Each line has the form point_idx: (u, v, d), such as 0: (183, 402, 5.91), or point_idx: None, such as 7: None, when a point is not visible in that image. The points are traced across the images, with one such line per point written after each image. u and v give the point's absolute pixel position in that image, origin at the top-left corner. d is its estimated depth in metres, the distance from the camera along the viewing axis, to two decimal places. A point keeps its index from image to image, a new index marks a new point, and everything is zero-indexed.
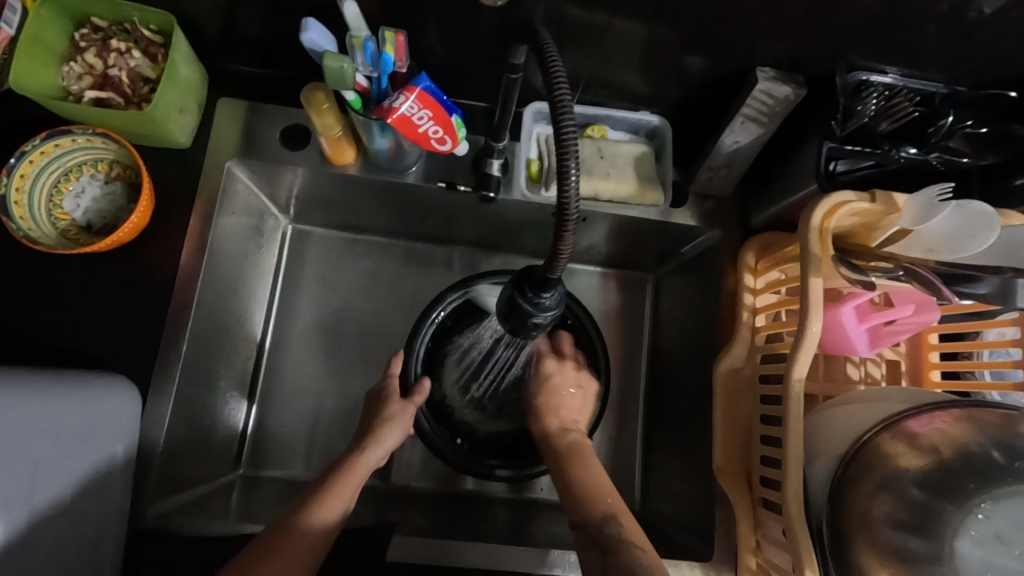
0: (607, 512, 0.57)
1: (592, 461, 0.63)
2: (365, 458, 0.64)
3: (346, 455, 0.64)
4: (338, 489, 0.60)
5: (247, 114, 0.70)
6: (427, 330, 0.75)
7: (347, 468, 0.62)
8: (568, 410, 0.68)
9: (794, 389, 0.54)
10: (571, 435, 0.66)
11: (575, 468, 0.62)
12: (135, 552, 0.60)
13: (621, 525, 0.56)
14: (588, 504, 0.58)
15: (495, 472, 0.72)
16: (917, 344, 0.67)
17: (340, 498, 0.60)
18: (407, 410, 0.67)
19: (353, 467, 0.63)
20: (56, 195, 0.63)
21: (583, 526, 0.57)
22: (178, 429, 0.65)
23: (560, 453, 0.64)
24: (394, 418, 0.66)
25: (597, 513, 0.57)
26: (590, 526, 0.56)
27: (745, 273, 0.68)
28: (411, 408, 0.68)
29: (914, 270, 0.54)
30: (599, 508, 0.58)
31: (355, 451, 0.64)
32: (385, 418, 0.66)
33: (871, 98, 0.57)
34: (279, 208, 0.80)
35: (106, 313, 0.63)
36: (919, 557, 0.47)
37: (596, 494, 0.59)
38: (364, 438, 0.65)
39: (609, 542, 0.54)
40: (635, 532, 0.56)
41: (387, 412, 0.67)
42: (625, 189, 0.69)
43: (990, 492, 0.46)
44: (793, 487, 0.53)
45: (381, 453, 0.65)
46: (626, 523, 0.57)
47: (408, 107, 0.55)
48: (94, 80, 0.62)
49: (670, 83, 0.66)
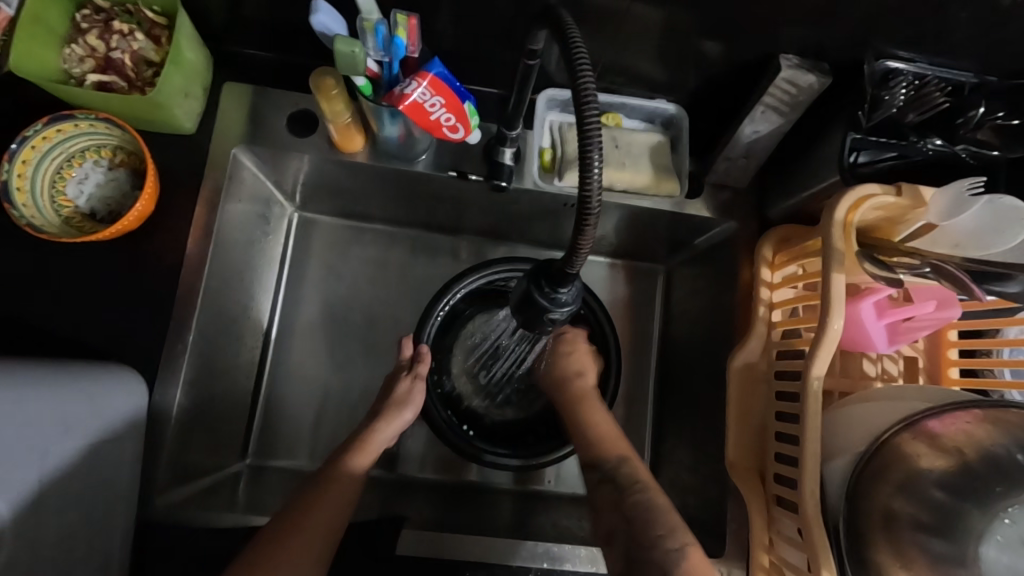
0: (623, 453, 0.60)
1: (593, 404, 0.65)
2: (377, 433, 0.64)
3: (361, 431, 0.64)
4: (353, 463, 0.61)
5: (253, 98, 0.68)
6: (439, 314, 0.73)
7: (359, 443, 0.63)
8: (579, 361, 0.66)
9: (811, 388, 0.53)
10: (577, 385, 0.65)
11: (579, 412, 0.64)
12: (144, 544, 0.59)
13: (634, 466, 0.59)
14: (604, 443, 0.61)
15: (501, 461, 0.70)
16: (935, 341, 0.65)
17: (354, 473, 0.60)
18: (416, 386, 0.66)
19: (367, 443, 0.63)
20: (58, 182, 0.61)
21: (597, 463, 0.60)
22: (185, 419, 0.64)
23: (569, 398, 0.65)
24: (405, 402, 0.65)
25: (614, 453, 0.60)
26: (606, 465, 0.59)
27: (762, 267, 0.66)
28: (420, 385, 0.67)
29: (941, 267, 0.53)
30: (614, 449, 0.61)
31: (367, 426, 0.64)
32: (396, 402, 0.65)
33: (900, 87, 0.55)
34: (285, 195, 0.78)
35: (113, 302, 0.62)
36: (942, 559, 0.46)
37: (611, 435, 0.62)
38: (379, 411, 0.65)
39: (624, 482, 0.58)
40: (648, 476, 0.59)
41: (397, 395, 0.66)
42: (640, 179, 0.67)
43: (1018, 497, 0.45)
44: (810, 486, 0.52)
45: (396, 432, 0.65)
46: (638, 463, 0.60)
47: (420, 94, 0.54)
48: (96, 63, 0.60)
49: (688, 69, 0.64)
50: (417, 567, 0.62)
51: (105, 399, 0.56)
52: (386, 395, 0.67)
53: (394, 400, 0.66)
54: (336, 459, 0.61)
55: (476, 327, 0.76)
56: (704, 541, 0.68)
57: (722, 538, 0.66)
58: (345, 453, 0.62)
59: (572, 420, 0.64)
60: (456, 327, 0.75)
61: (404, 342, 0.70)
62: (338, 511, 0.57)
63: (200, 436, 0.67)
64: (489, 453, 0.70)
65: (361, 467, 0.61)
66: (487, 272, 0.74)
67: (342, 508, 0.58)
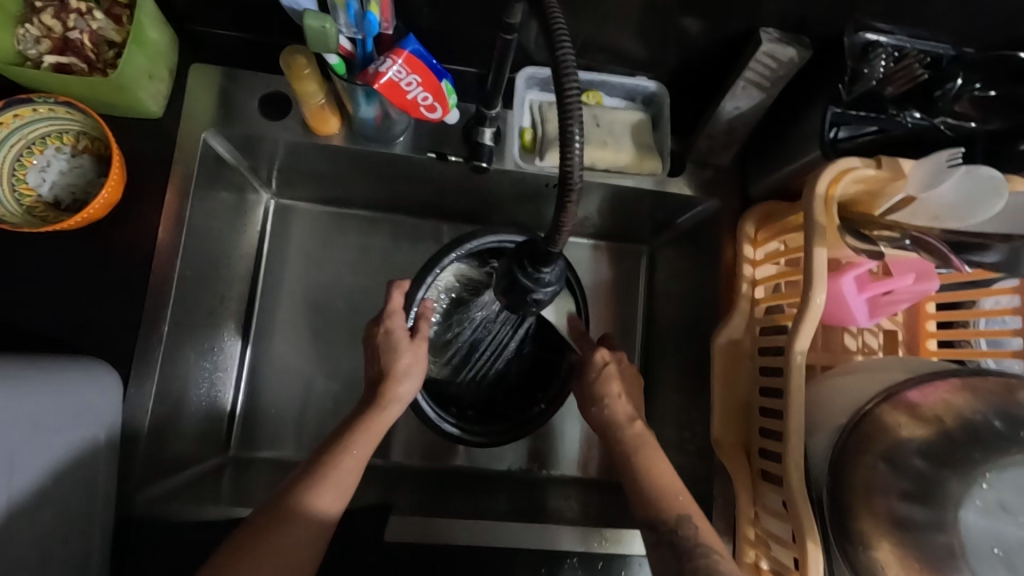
0: (681, 513, 0.58)
1: (653, 450, 0.63)
2: (385, 415, 0.61)
3: (365, 412, 0.61)
4: (360, 447, 0.58)
5: (223, 81, 0.65)
6: (431, 282, 0.67)
7: (364, 427, 0.60)
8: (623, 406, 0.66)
9: (795, 362, 0.54)
10: (637, 426, 0.65)
11: (639, 458, 0.62)
12: (126, 538, 0.58)
13: (696, 526, 0.57)
14: (660, 503, 0.59)
15: (497, 439, 0.70)
16: (914, 314, 0.66)
17: (357, 458, 0.58)
18: (419, 350, 0.64)
19: (374, 424, 0.60)
20: (19, 170, 0.59)
21: (654, 526, 0.58)
22: (162, 414, 0.63)
23: (622, 445, 0.64)
24: (408, 371, 0.62)
25: (671, 515, 0.58)
26: (663, 528, 0.57)
27: (745, 243, 0.66)
28: (424, 347, 0.64)
29: (920, 239, 0.53)
30: (673, 507, 0.58)
31: (374, 409, 0.61)
32: (398, 375, 0.62)
33: (880, 60, 0.54)
34: (260, 182, 0.76)
35: (83, 294, 0.59)
36: (921, 527, 0.47)
37: (667, 492, 0.59)
38: (378, 391, 0.62)
39: (685, 546, 0.55)
40: (712, 534, 0.57)
41: (401, 366, 0.62)
42: (622, 158, 0.66)
43: (993, 463, 0.46)
44: (795, 460, 0.53)
45: (402, 407, 0.63)
46: (700, 522, 0.57)
47: (395, 72, 0.52)
48: (53, 44, 0.57)
49: (669, 45, 0.63)
50: (407, 552, 0.62)
51: (76, 397, 0.54)
52: (381, 361, 0.63)
53: (393, 372, 0.62)
54: (340, 442, 0.58)
55: (461, 287, 0.75)
56: None
57: (709, 514, 0.67)
58: (348, 436, 0.59)
59: (632, 470, 0.62)
60: (432, 291, 0.74)
61: (392, 289, 0.66)
62: (348, 477, 0.56)
63: (180, 429, 0.66)
64: (499, 436, 0.70)
65: (364, 451, 0.59)
66: (476, 243, 0.68)
67: (338, 495, 0.55)
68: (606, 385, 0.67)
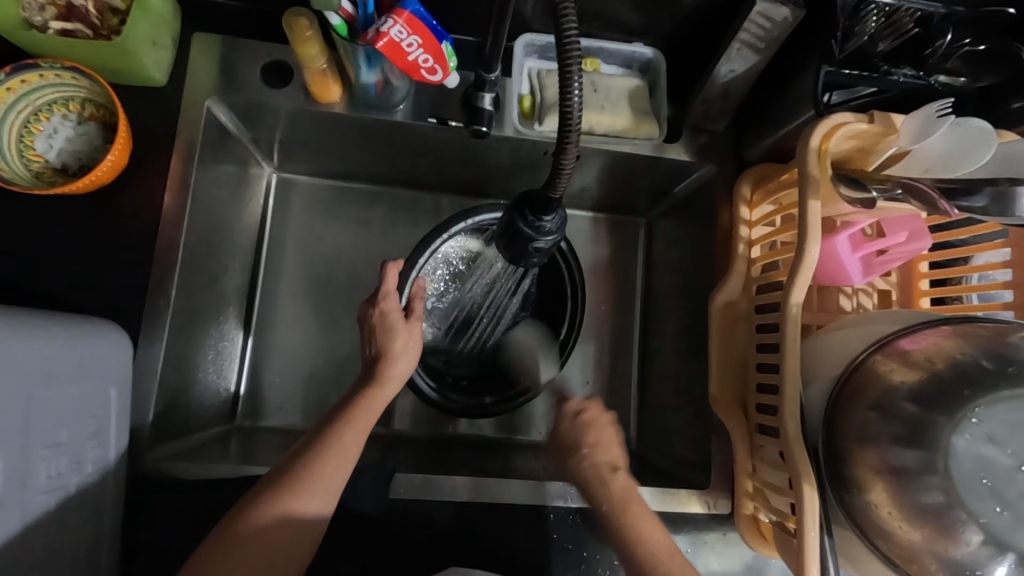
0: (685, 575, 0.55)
1: (639, 507, 0.60)
2: (380, 394, 0.60)
3: (361, 389, 0.61)
4: (356, 424, 0.57)
5: (224, 50, 0.66)
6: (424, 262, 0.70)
7: (363, 404, 0.59)
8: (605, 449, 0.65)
9: (790, 313, 0.55)
10: (620, 478, 0.62)
11: (627, 521, 0.58)
12: (140, 492, 0.60)
13: None
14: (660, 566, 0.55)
15: (491, 406, 0.72)
16: (907, 273, 0.67)
17: (355, 432, 0.57)
18: (413, 331, 0.64)
19: (371, 401, 0.60)
20: (26, 136, 0.60)
21: None
22: (170, 376, 0.64)
23: (608, 504, 0.60)
24: (403, 353, 0.63)
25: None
26: None
27: (741, 206, 0.68)
28: (418, 328, 0.65)
29: (912, 184, 0.53)
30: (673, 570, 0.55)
31: (370, 386, 0.61)
32: (393, 356, 0.62)
33: (872, 16, 0.55)
34: (262, 154, 0.77)
35: (91, 258, 0.61)
36: (913, 467, 0.48)
37: (662, 553, 0.56)
38: (373, 370, 0.62)
39: None
40: None
41: (393, 349, 0.62)
42: (619, 122, 0.67)
43: (983, 397, 0.47)
44: (791, 408, 0.54)
45: (398, 385, 0.63)
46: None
47: (396, 32, 0.53)
48: (59, 10, 0.57)
49: (664, 12, 0.64)
50: (410, 509, 0.63)
51: (89, 351, 0.54)
52: (373, 339, 0.63)
53: (388, 355, 0.62)
54: (340, 414, 0.58)
55: (459, 259, 0.77)
56: (690, 476, 0.70)
57: (708, 473, 0.68)
58: (346, 412, 0.59)
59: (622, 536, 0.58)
60: (431, 262, 0.76)
61: (388, 267, 0.63)
62: (353, 443, 0.56)
63: (185, 396, 0.67)
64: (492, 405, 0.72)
65: (363, 425, 0.58)
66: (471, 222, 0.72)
67: (340, 467, 0.55)
68: (582, 433, 0.66)
